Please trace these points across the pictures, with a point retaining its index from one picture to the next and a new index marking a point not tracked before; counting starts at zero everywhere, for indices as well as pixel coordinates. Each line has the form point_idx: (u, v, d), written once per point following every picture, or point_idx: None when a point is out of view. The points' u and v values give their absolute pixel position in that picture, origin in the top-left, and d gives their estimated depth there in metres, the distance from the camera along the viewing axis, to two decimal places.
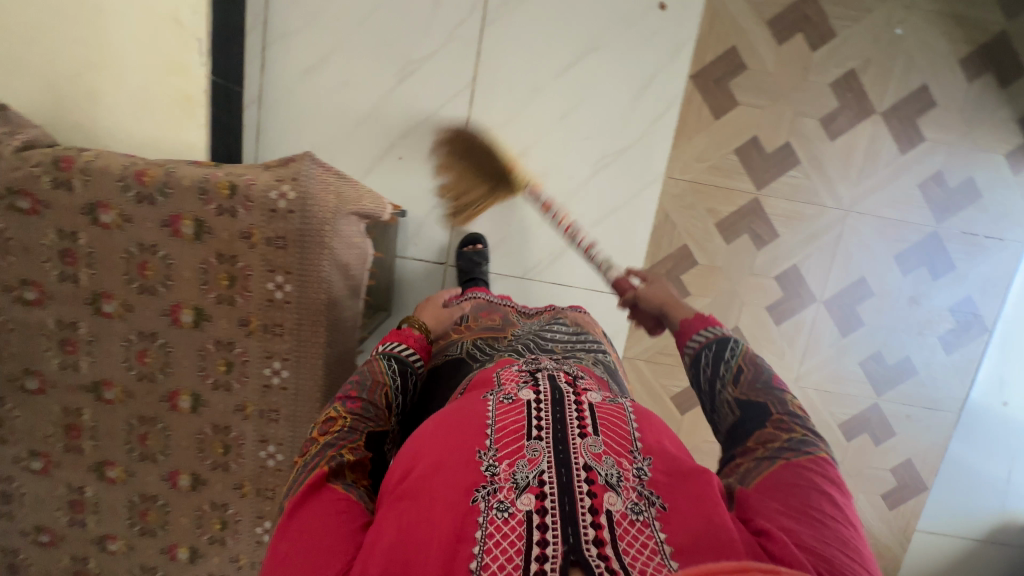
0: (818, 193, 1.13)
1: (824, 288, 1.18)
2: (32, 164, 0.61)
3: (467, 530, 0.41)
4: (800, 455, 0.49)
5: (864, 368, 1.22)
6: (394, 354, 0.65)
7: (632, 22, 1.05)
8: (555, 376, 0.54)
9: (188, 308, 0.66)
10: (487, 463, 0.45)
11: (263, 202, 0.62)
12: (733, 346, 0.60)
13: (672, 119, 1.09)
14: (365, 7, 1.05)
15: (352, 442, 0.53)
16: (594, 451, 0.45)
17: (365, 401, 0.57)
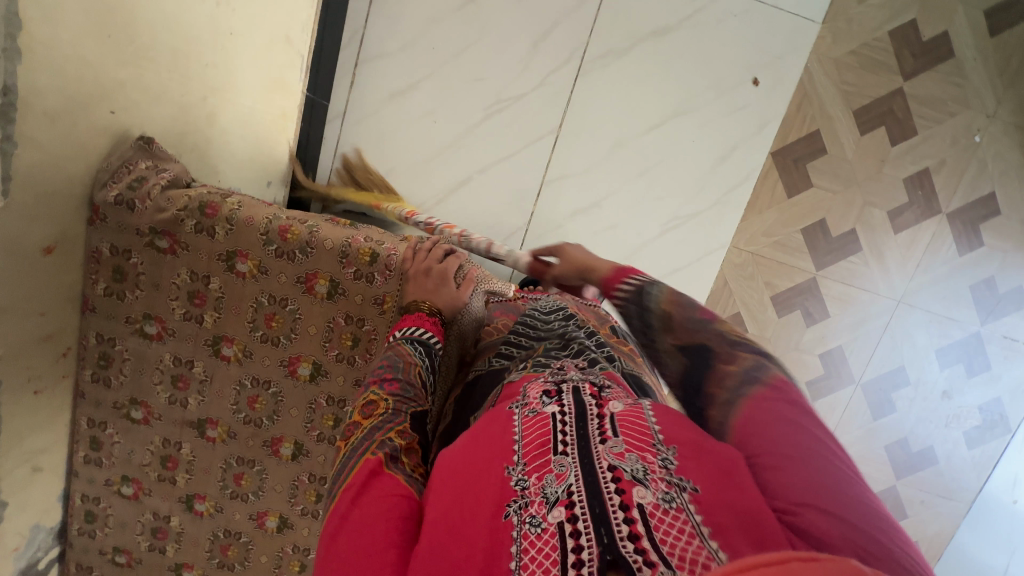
0: (874, 280, 1.16)
1: (861, 370, 1.22)
2: (177, 207, 0.59)
3: (501, 545, 0.37)
4: (756, 384, 0.44)
5: (887, 450, 1.26)
6: (417, 338, 0.55)
7: (723, 92, 1.08)
8: (581, 388, 0.48)
9: (307, 361, 0.65)
10: (516, 478, 0.40)
11: (399, 266, 0.62)
12: (654, 288, 0.52)
13: (746, 193, 1.12)
14: (465, 39, 1.05)
15: (398, 425, 0.47)
16: (615, 451, 0.40)
17: (403, 380, 0.51)
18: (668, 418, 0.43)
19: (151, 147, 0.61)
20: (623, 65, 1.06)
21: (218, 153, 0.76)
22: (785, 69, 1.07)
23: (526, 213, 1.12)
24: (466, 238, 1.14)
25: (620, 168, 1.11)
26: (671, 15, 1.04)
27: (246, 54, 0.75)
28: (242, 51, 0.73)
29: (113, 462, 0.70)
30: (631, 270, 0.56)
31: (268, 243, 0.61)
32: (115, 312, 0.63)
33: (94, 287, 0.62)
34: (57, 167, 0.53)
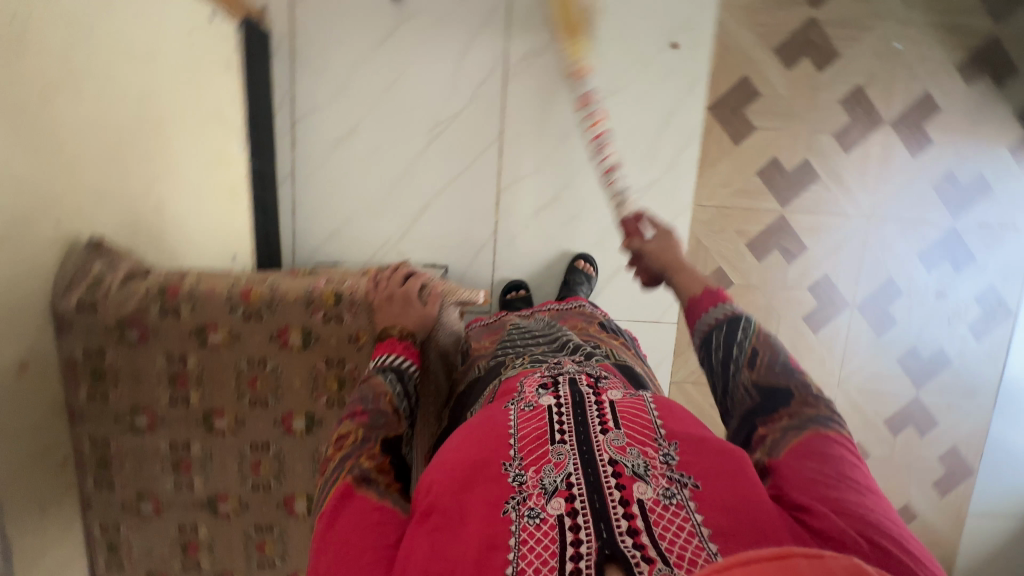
0: (839, 203, 1.19)
1: (852, 292, 1.23)
2: (140, 295, 0.60)
3: (500, 538, 0.42)
4: (827, 429, 0.49)
5: (898, 362, 1.27)
6: (389, 367, 0.59)
7: (647, 62, 1.10)
8: (577, 380, 0.57)
9: (300, 415, 0.66)
10: (513, 474, 0.46)
11: (367, 303, 0.64)
12: (747, 327, 0.58)
13: (695, 151, 1.14)
14: (391, 73, 1.08)
15: (369, 451, 0.50)
16: (617, 445, 0.47)
17: (371, 410, 0.54)
18: (676, 419, 0.51)
19: (102, 247, 0.63)
20: (547, 59, 1.09)
21: (174, 238, 0.78)
22: (700, 26, 1.10)
23: (491, 223, 1.14)
24: (441, 262, 1.16)
25: (570, 158, 1.13)
26: None
27: (180, 135, 0.78)
28: (177, 132, 0.77)
29: (135, 561, 0.70)
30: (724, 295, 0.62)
31: (231, 310, 0.61)
32: (103, 414, 0.63)
33: (76, 396, 0.62)
34: (16, 287, 0.55)
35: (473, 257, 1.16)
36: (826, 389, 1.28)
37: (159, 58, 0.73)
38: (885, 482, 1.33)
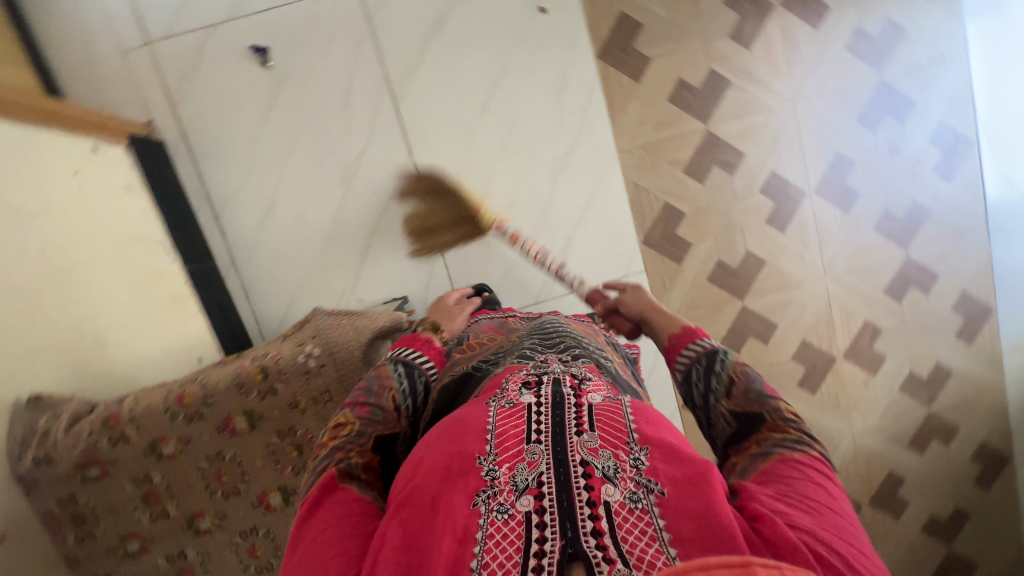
0: (760, 98, 1.16)
1: (807, 178, 1.20)
2: (86, 434, 0.66)
3: (468, 531, 0.43)
4: (795, 451, 0.49)
5: (878, 230, 1.24)
6: (400, 359, 0.67)
7: (524, 34, 1.10)
8: (559, 380, 0.58)
9: (273, 492, 0.72)
10: (487, 468, 0.48)
11: (295, 367, 0.69)
12: (721, 356, 0.60)
13: (601, 101, 1.13)
14: (289, 136, 1.09)
15: (360, 446, 0.55)
16: (590, 446, 0.48)
17: (371, 407, 0.59)
18: (651, 422, 0.52)
19: (40, 401, 0.68)
20: (427, 67, 1.09)
21: (124, 367, 0.82)
22: None
23: None
24: (399, 293, 1.16)
25: (484, 152, 1.13)
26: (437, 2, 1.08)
27: (102, 268, 0.81)
28: (97, 269, 0.80)
29: None
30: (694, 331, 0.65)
31: (171, 417, 0.67)
32: (98, 547, 0.70)
33: (66, 542, 0.69)
34: None
35: (428, 278, 1.16)
36: (817, 281, 1.25)
37: (53, 211, 0.76)
38: (908, 349, 1.30)
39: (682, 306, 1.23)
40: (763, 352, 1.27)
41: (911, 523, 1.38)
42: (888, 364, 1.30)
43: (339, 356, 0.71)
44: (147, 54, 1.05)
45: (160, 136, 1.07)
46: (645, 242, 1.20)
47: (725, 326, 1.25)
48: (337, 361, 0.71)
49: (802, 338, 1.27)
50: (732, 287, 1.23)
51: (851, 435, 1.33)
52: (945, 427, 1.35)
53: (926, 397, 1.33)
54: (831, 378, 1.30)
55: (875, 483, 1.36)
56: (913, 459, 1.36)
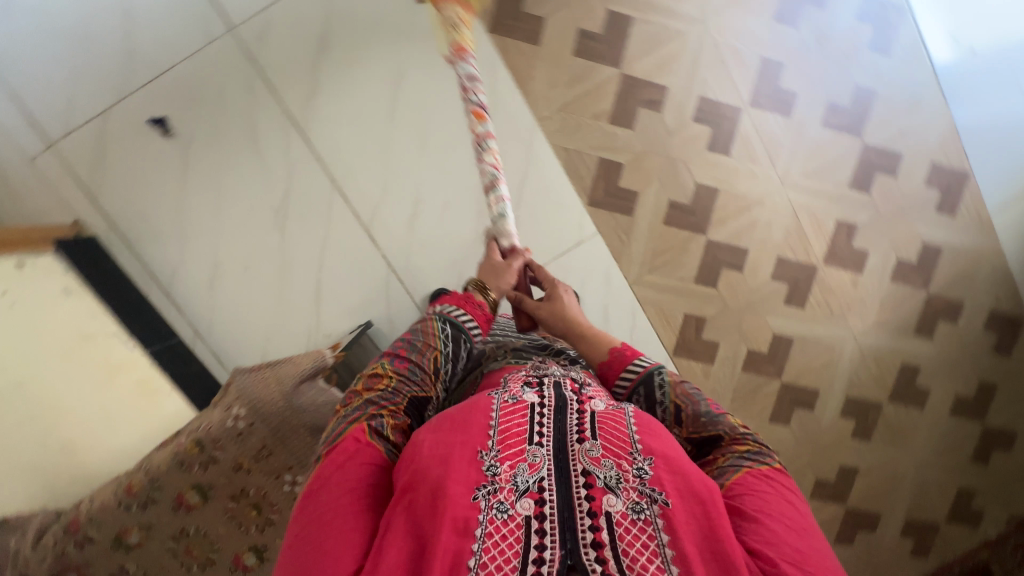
0: (667, 27, 1.12)
1: (738, 93, 1.16)
2: (52, 543, 0.73)
3: (470, 526, 0.47)
4: (760, 464, 0.57)
5: (827, 125, 1.19)
6: (449, 318, 0.72)
7: (411, 31, 1.07)
8: (560, 384, 0.63)
9: (246, 552, 0.81)
10: (488, 463, 0.52)
11: (226, 432, 0.74)
12: (660, 381, 0.67)
13: (506, 75, 1.10)
14: (213, 196, 1.09)
15: (394, 404, 0.61)
16: (592, 455, 0.53)
17: (411, 364, 0.66)
18: (652, 431, 0.56)
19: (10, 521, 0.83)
20: (324, 92, 1.07)
21: (98, 461, 0.90)
22: None
23: (380, 260, 1.14)
24: (363, 320, 1.15)
25: (405, 158, 1.11)
26: (315, 23, 1.05)
27: (51, 380, 0.86)
28: (44, 383, 0.85)
29: None
30: (632, 352, 0.73)
31: (124, 507, 0.73)
32: None
33: None
34: None
35: (386, 298, 1.16)
36: (777, 194, 1.21)
37: None
38: (890, 237, 1.25)
39: (646, 257, 1.20)
40: (741, 280, 1.23)
41: (936, 409, 1.35)
42: (873, 258, 1.26)
43: (264, 416, 0.75)
44: (51, 156, 1.04)
45: (89, 232, 1.07)
46: (591, 204, 1.17)
47: (695, 265, 1.21)
48: (265, 421, 0.76)
49: (778, 255, 1.23)
50: (693, 224, 1.20)
51: (853, 339, 1.29)
52: (949, 305, 1.30)
53: (921, 280, 1.28)
54: (818, 287, 1.26)
55: (890, 380, 1.33)
56: (924, 345, 1.32)
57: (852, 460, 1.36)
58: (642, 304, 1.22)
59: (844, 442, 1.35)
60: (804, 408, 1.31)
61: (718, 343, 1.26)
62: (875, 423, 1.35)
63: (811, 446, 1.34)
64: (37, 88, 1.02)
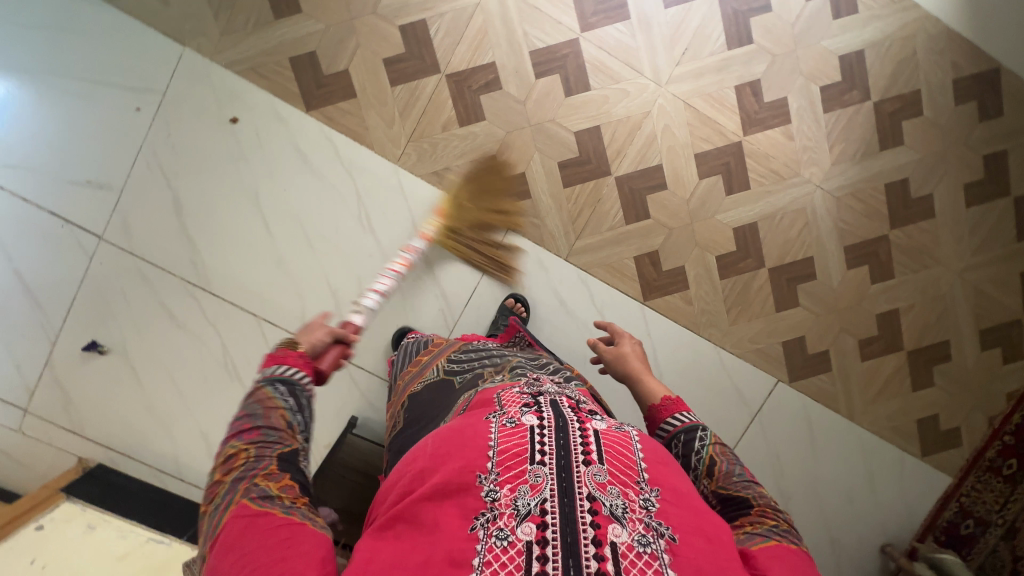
0: (462, 8, 1.07)
1: (566, 25, 1.08)
2: None
3: (467, 556, 0.41)
4: (790, 540, 0.51)
5: (671, 5, 1.10)
6: (277, 377, 0.54)
7: (242, 149, 1.07)
8: (558, 402, 0.55)
9: None
10: (488, 488, 0.44)
11: None
12: (705, 435, 0.61)
13: (344, 138, 1.08)
14: (167, 381, 1.13)
15: (264, 469, 0.46)
16: (598, 480, 0.45)
17: (264, 428, 0.49)
18: (659, 461, 0.50)
19: None
20: (203, 244, 1.09)
21: None
22: (226, 88, 1.06)
23: None
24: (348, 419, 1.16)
25: (300, 263, 1.11)
26: (162, 190, 1.07)
27: None
28: None
29: None
30: (682, 404, 0.65)
31: None
32: None
33: None
34: None
35: (357, 388, 1.14)
36: (660, 97, 1.12)
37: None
38: (799, 71, 1.13)
39: (567, 225, 1.14)
40: (671, 195, 1.15)
41: (949, 209, 1.21)
42: (794, 100, 1.14)
43: None
44: (28, 419, 1.12)
45: (90, 462, 1.14)
46: (487, 207, 1.12)
47: (618, 206, 1.14)
48: None
49: (694, 152, 1.14)
50: (594, 171, 1.13)
51: (820, 188, 1.18)
52: (902, 102, 1.16)
53: (857, 94, 1.15)
54: (755, 159, 1.15)
55: (882, 206, 1.20)
56: (899, 154, 1.18)
57: (887, 303, 1.24)
58: (588, 270, 1.16)
59: (868, 290, 1.23)
60: (805, 280, 1.21)
61: (683, 266, 1.18)
62: (890, 257, 1.22)
63: (834, 312, 1.23)
64: None
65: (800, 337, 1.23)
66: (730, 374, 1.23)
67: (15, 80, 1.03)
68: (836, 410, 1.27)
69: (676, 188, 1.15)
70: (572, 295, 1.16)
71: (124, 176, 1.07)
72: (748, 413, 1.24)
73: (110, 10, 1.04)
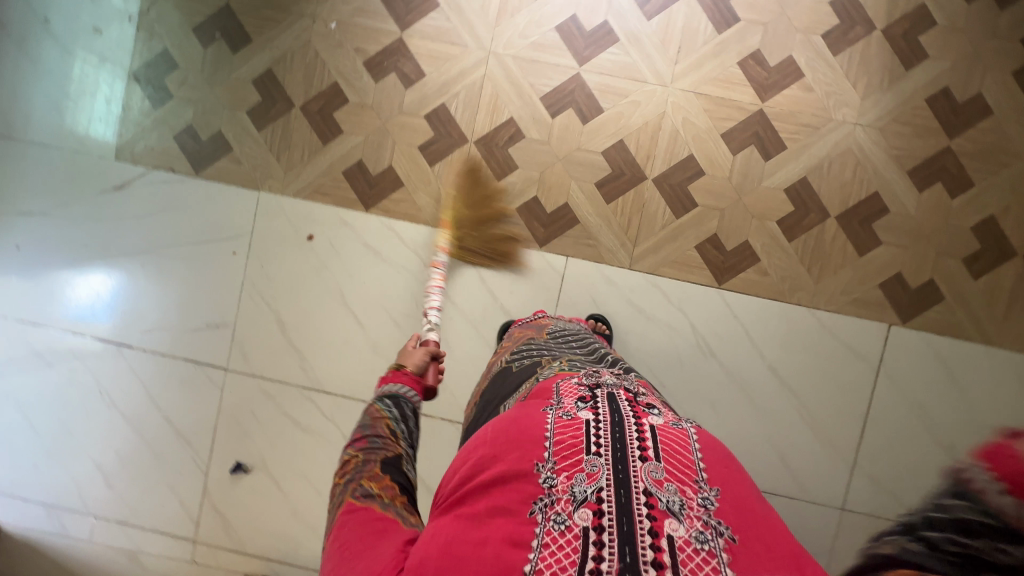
0: (471, 82, 1.20)
1: (565, 64, 1.19)
2: None
3: (524, 537, 0.44)
4: None
5: (653, 15, 1.18)
6: (385, 394, 0.66)
7: (321, 259, 1.22)
8: (614, 396, 0.57)
9: None
10: (545, 475, 0.48)
11: None
12: None
13: (402, 223, 1.21)
14: (306, 484, 1.23)
15: (370, 471, 0.54)
16: (655, 476, 0.47)
17: (370, 437, 0.58)
18: (716, 459, 0.51)
19: None
20: (308, 350, 1.22)
21: None
22: (298, 213, 1.22)
23: (444, 423, 1.19)
24: None
25: (393, 343, 1.21)
26: (266, 313, 1.22)
27: None
28: None
29: None
30: None
31: None
32: None
33: None
34: None
35: None
36: (669, 96, 1.18)
37: None
38: (795, 29, 1.17)
39: (622, 236, 1.19)
40: (711, 178, 1.18)
41: (1007, 101, 1.16)
42: (798, 56, 1.17)
43: None
44: (198, 547, 1.24)
45: None
46: (543, 242, 1.20)
47: (664, 205, 1.18)
48: None
49: (720, 134, 1.18)
50: (631, 179, 1.19)
51: (857, 125, 1.17)
52: (911, 20, 1.16)
53: (861, 29, 1.16)
54: (781, 120, 1.17)
55: (930, 121, 1.16)
56: (928, 67, 1.16)
57: (978, 213, 1.17)
58: (655, 272, 1.19)
59: (952, 207, 1.17)
60: (878, 217, 1.17)
61: (747, 240, 1.18)
62: (962, 167, 1.16)
63: (924, 239, 1.17)
64: (156, 512, 1.25)
65: (896, 275, 1.17)
66: (835, 333, 1.18)
67: (138, 261, 1.24)
68: (967, 338, 1.17)
69: (714, 170, 1.18)
70: (647, 300, 1.19)
71: (234, 311, 1.23)
72: (869, 367, 1.18)
73: (197, 180, 1.23)
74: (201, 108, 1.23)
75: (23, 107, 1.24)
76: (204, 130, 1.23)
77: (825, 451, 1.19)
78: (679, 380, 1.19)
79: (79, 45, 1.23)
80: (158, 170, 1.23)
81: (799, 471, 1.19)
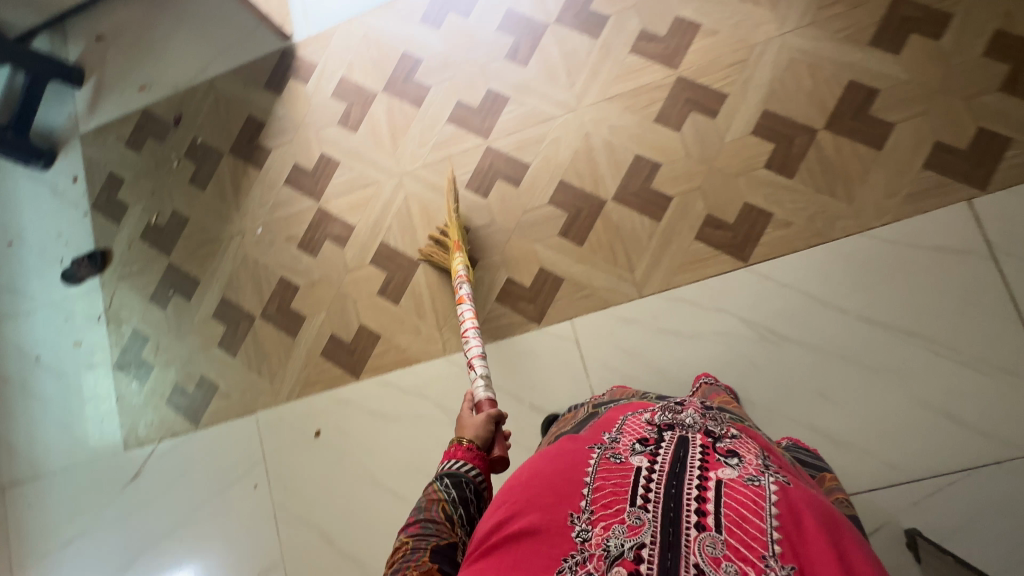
0: (397, 209, 1.17)
1: (472, 146, 1.15)
2: None
3: None
4: None
5: (528, 59, 1.15)
6: (446, 472, 0.63)
7: (337, 450, 1.12)
8: (686, 438, 0.49)
9: None
10: (580, 529, 0.44)
11: None
12: None
13: (397, 371, 1.12)
14: None
15: (416, 560, 0.52)
16: (711, 553, 0.40)
17: (423, 521, 0.56)
18: (803, 531, 0.40)
19: None
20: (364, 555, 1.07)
21: None
22: (299, 415, 1.15)
23: None
24: None
25: None
26: (309, 534, 1.11)
27: None
28: None
29: None
30: None
31: None
32: None
33: None
34: None
35: None
36: (583, 116, 1.11)
37: None
38: None
39: (614, 269, 1.05)
40: (669, 166, 1.06)
41: None
42: (684, 13, 1.09)
43: None
44: None
45: None
46: (540, 317, 1.07)
47: (638, 216, 1.05)
48: None
49: (652, 121, 1.08)
50: (591, 210, 1.08)
51: (785, 36, 1.04)
52: None
53: None
54: (705, 75, 1.06)
55: None
56: None
57: (980, 36, 0.97)
58: (670, 287, 1.02)
59: (946, 48, 0.98)
60: (871, 102, 1.00)
61: (745, 203, 1.01)
62: (925, 7, 1.00)
63: (940, 94, 0.97)
64: None
65: (937, 147, 0.96)
66: (910, 243, 0.95)
67: (173, 541, 1.17)
68: None
69: (666, 157, 1.06)
70: (678, 319, 1.01)
71: (277, 546, 1.12)
72: (981, 258, 0.92)
73: (199, 432, 1.20)
74: (180, 362, 1.24)
75: (41, 444, 1.29)
76: (190, 382, 1.23)
77: (1001, 381, 0.89)
78: (769, 388, 0.96)
79: (67, 366, 1.30)
80: (162, 442, 1.22)
81: (981, 424, 0.89)
